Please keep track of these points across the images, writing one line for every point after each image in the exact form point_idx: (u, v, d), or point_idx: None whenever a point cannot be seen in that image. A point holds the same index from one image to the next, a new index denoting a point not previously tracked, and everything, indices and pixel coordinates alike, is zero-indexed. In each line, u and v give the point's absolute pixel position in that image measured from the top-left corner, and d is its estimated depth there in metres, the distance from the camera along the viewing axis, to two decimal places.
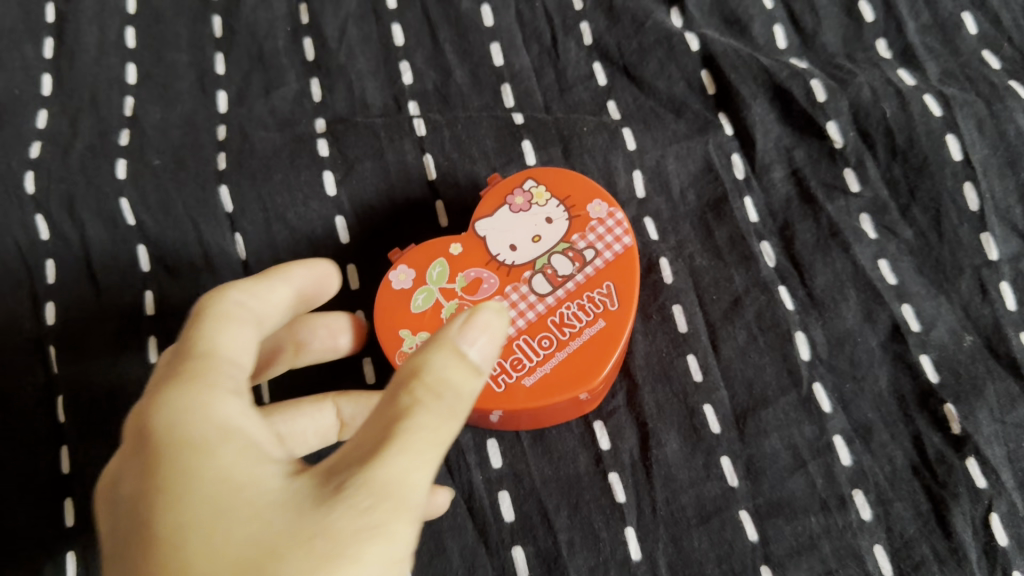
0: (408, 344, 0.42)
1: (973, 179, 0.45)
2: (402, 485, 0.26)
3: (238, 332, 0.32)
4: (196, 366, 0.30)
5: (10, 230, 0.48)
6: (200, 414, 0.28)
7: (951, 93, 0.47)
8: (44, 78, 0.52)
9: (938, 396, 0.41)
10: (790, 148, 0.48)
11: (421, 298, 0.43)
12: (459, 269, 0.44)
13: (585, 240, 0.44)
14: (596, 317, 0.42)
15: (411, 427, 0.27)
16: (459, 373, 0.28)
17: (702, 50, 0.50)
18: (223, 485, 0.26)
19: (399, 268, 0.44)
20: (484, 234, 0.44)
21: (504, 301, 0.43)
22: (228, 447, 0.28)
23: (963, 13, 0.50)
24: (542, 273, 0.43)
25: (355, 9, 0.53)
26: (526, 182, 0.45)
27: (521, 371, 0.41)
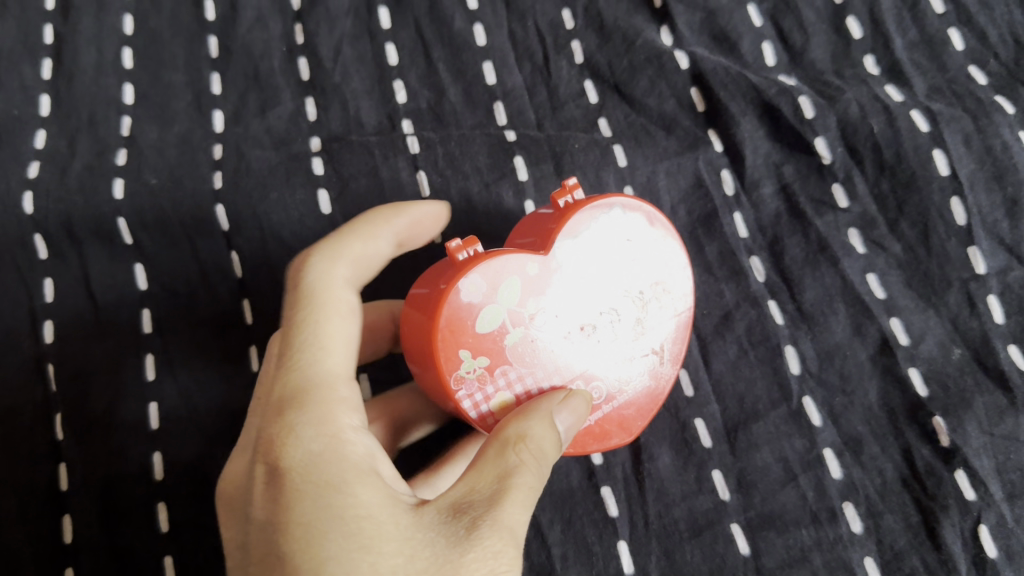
0: (465, 368, 0.39)
1: (960, 194, 0.45)
2: (519, 534, 0.32)
3: (352, 343, 0.37)
4: (323, 396, 0.35)
5: (8, 250, 0.49)
6: (338, 453, 0.33)
7: (938, 109, 0.47)
8: (41, 98, 0.52)
9: (927, 410, 0.42)
10: (779, 164, 0.48)
11: (488, 318, 0.39)
12: (532, 294, 0.40)
13: (652, 289, 0.42)
14: (645, 375, 0.42)
15: (525, 485, 0.33)
16: (554, 443, 0.36)
17: (692, 68, 0.50)
18: (365, 522, 0.31)
19: (468, 276, 0.38)
20: (564, 257, 0.40)
21: (567, 339, 0.41)
22: (362, 481, 0.33)
23: (950, 29, 0.50)
24: (608, 315, 0.41)
25: (349, 30, 0.53)
26: (614, 206, 0.41)
27: None
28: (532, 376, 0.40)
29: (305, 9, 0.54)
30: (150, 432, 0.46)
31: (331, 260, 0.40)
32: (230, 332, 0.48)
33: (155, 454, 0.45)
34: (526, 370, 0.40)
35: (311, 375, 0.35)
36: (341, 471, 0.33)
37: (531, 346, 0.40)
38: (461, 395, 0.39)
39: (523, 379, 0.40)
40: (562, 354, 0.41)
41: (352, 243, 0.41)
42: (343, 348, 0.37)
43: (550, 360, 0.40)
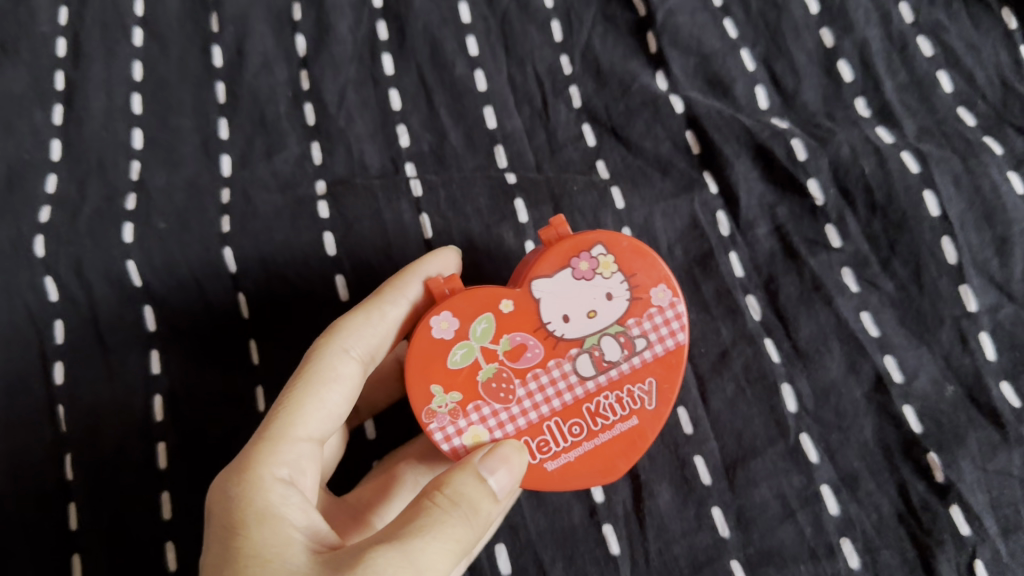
0: (437, 402, 0.43)
1: (950, 234, 0.46)
2: (416, 564, 0.32)
3: (320, 399, 0.40)
4: (258, 448, 0.38)
5: (20, 293, 0.50)
6: (253, 495, 0.36)
7: (928, 150, 0.48)
8: (52, 143, 0.54)
9: (922, 446, 0.43)
10: (773, 205, 0.49)
11: (459, 354, 0.43)
12: (505, 331, 0.43)
13: (639, 327, 0.44)
14: (630, 413, 0.43)
15: (425, 526, 0.34)
16: (477, 490, 0.36)
17: (686, 112, 0.52)
18: (256, 555, 0.34)
19: (442, 314, 0.43)
20: (540, 296, 0.43)
21: (544, 375, 0.43)
22: (266, 522, 0.35)
23: (939, 71, 0.52)
24: (589, 353, 0.43)
25: (353, 75, 0.55)
26: (595, 247, 0.44)
27: (546, 454, 0.43)
28: (507, 411, 0.43)
29: (311, 56, 0.55)
30: (159, 472, 0.47)
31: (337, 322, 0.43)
32: (236, 371, 0.49)
33: (163, 493, 0.46)
34: (501, 405, 0.43)
35: (273, 426, 0.39)
36: (252, 510, 0.35)
37: (505, 381, 0.43)
38: (434, 427, 0.43)
39: (497, 414, 0.43)
40: (539, 390, 0.43)
41: (362, 306, 0.44)
42: (320, 402, 0.40)
43: (527, 396, 0.43)
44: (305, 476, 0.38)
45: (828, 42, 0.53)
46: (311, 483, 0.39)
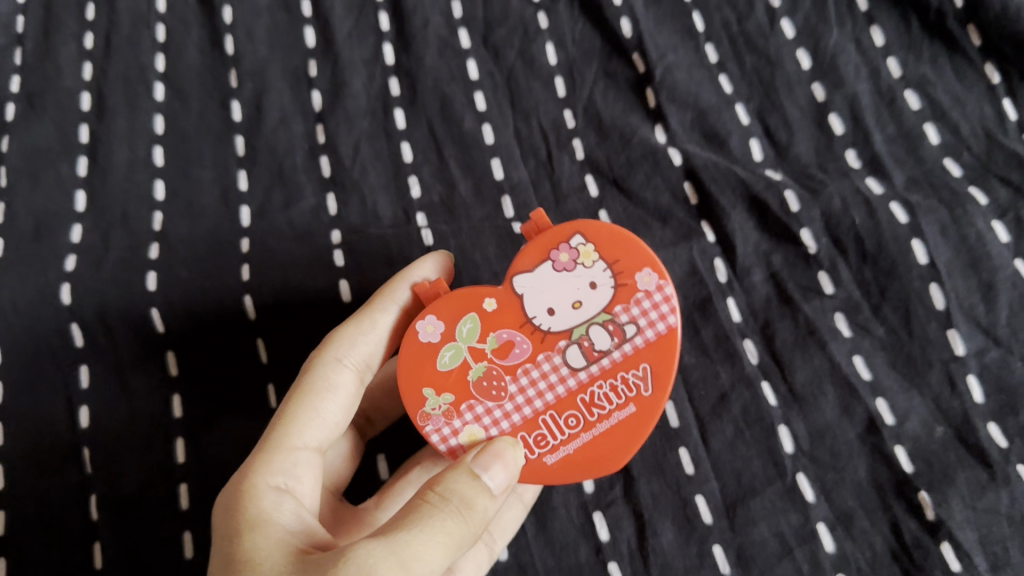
0: (431, 405, 0.46)
1: (938, 281, 0.49)
2: (405, 548, 0.35)
3: (313, 411, 0.44)
4: (256, 458, 0.41)
5: (47, 337, 0.53)
6: (250, 500, 0.39)
7: (916, 201, 0.51)
8: (78, 194, 0.57)
9: (913, 484, 0.45)
10: (768, 253, 0.51)
11: (448, 355, 0.46)
12: (491, 329, 0.46)
13: (626, 313, 0.45)
14: (626, 401, 0.45)
15: (417, 518, 0.36)
16: (469, 487, 0.39)
17: (684, 165, 0.54)
18: (251, 553, 0.37)
19: (429, 319, 0.47)
20: (522, 292, 0.46)
21: (533, 369, 0.45)
22: (261, 523, 0.38)
23: (925, 124, 0.55)
24: (578, 344, 0.45)
25: (367, 129, 0.58)
26: (573, 237, 0.46)
27: (543, 448, 0.45)
28: (501, 408, 0.45)
29: (326, 110, 0.59)
30: (180, 512, 0.49)
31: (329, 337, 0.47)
32: (253, 414, 0.51)
33: (184, 533, 0.48)
34: (493, 403, 0.45)
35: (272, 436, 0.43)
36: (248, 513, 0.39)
37: (495, 379, 0.46)
38: (430, 429, 0.46)
39: (491, 412, 0.45)
40: (530, 385, 0.45)
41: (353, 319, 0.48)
42: (316, 412, 0.44)
43: (519, 392, 0.45)
44: (301, 483, 0.42)
45: (820, 95, 0.56)
46: (308, 488, 0.42)
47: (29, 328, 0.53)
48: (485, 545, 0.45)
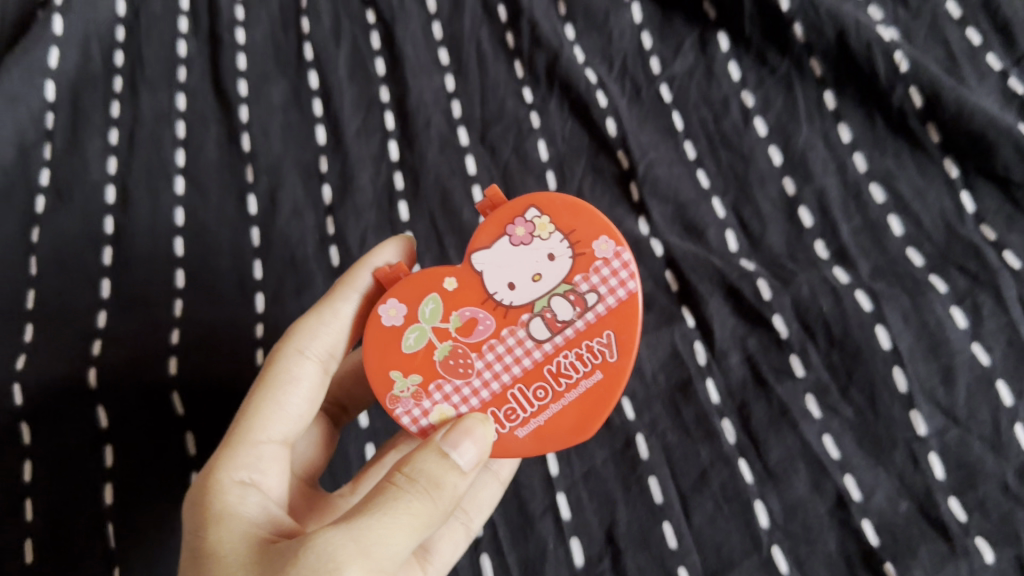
0: (400, 386, 0.51)
1: (901, 364, 0.53)
2: (367, 532, 0.38)
3: (275, 407, 0.48)
4: (223, 454, 0.46)
5: (74, 420, 0.57)
6: (217, 496, 0.44)
7: (880, 289, 0.56)
8: (102, 282, 0.63)
9: (879, 557, 0.48)
10: (744, 337, 0.56)
11: (413, 338, 0.51)
12: (455, 309, 0.51)
13: (585, 284, 0.50)
14: (592, 370, 0.50)
15: (384, 500, 0.40)
16: (433, 466, 0.42)
17: (665, 255, 0.60)
18: (215, 549, 0.41)
19: (391, 303, 0.52)
20: (481, 268, 0.51)
21: (499, 343, 0.51)
22: (226, 522, 0.42)
23: (889, 216, 0.59)
24: (541, 316, 0.50)
25: (373, 221, 0.65)
26: (529, 214, 0.52)
27: (514, 421, 0.50)
28: (469, 384, 0.50)
29: (335, 204, 0.65)
30: None
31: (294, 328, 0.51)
32: None
33: None
34: (462, 379, 0.50)
35: (238, 432, 0.47)
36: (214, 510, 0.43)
37: (462, 356, 0.51)
38: (400, 412, 0.51)
39: (461, 388, 0.50)
40: (497, 359, 0.50)
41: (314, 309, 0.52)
42: (281, 404, 0.48)
43: (485, 367, 0.50)
44: (266, 475, 0.46)
45: (790, 190, 0.61)
46: (273, 477, 0.46)
47: (56, 411, 0.57)
48: (461, 525, 0.50)
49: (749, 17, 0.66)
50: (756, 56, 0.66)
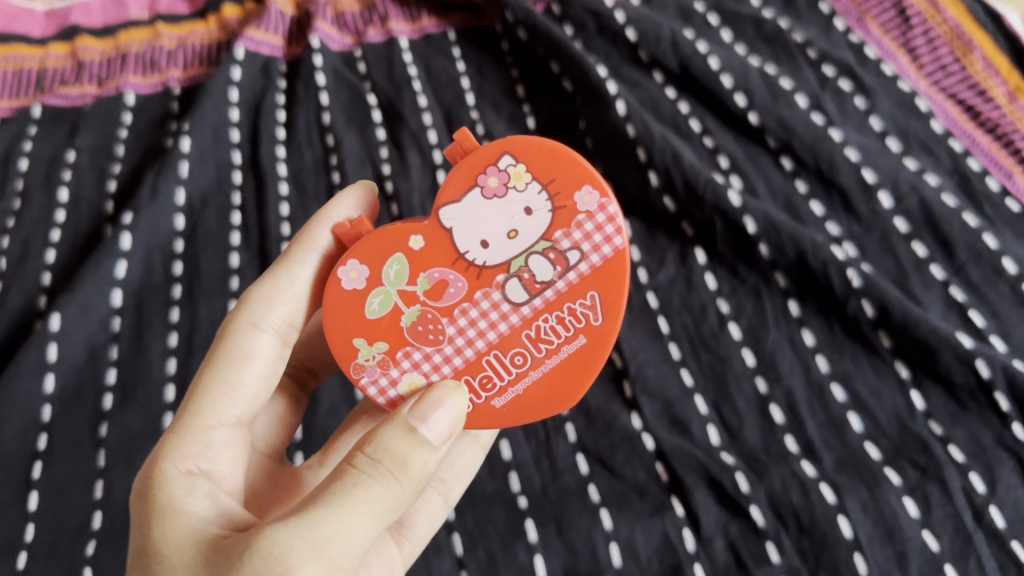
0: (371, 347, 0.65)
1: (860, 551, 0.62)
2: (325, 520, 0.49)
3: (222, 395, 0.61)
4: (173, 435, 0.59)
5: None
6: (169, 470, 0.57)
7: (842, 482, 0.65)
8: None
9: None
10: (726, 523, 0.65)
11: (387, 300, 0.65)
12: (435, 267, 0.64)
13: (563, 240, 0.64)
14: (565, 335, 0.65)
15: (353, 480, 0.51)
16: (393, 445, 0.53)
17: (656, 448, 0.69)
18: (168, 514, 0.55)
19: (358, 263, 0.65)
20: (457, 223, 0.64)
21: (478, 301, 0.65)
22: (181, 493, 0.56)
23: (848, 413, 0.69)
24: (518, 275, 0.64)
25: None
26: (505, 167, 0.64)
27: (493, 379, 0.65)
28: (451, 343, 0.65)
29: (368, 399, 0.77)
30: None
31: (243, 309, 0.65)
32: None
33: None
34: (444, 337, 0.65)
35: (189, 418, 0.60)
36: (167, 480, 0.56)
37: (435, 315, 0.65)
38: (374, 374, 0.66)
39: (444, 347, 0.65)
40: (478, 314, 0.65)
41: (264, 287, 0.66)
42: (231, 386, 0.62)
43: (465, 325, 0.65)
44: (213, 458, 0.60)
45: (762, 389, 0.71)
46: (219, 450, 0.60)
47: None
48: (440, 496, 0.66)
49: (721, 237, 0.79)
50: (729, 268, 0.78)
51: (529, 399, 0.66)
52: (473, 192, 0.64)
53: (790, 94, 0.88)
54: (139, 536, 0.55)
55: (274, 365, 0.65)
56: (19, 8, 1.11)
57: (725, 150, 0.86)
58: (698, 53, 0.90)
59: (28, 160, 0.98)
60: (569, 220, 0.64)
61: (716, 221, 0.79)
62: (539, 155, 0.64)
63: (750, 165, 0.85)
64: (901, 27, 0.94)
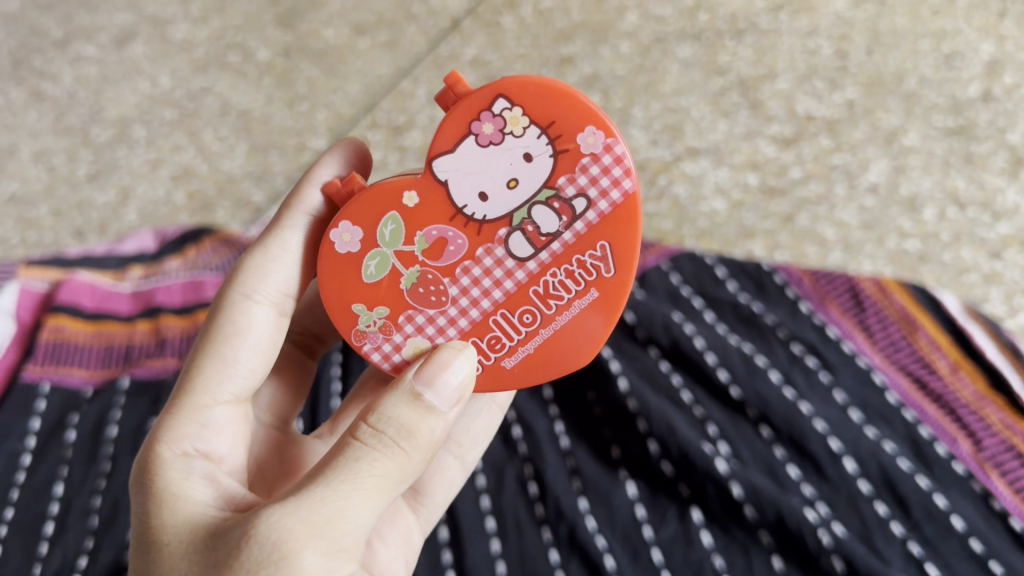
0: (374, 311, 0.81)
1: None
2: (325, 497, 0.64)
3: (215, 383, 0.75)
4: (169, 421, 0.73)
5: None
6: (166, 451, 0.72)
7: None
8: None
9: None
10: None
11: (385, 261, 0.79)
12: (437, 226, 0.77)
13: (565, 190, 0.76)
14: (562, 295, 0.80)
15: (355, 453, 0.66)
16: (394, 418, 0.68)
17: None
18: (168, 491, 0.69)
19: (354, 228, 0.78)
20: (454, 178, 0.76)
21: (484, 257, 0.78)
22: (178, 473, 0.70)
23: None
24: (518, 231, 0.77)
25: None
26: (497, 112, 0.75)
27: (500, 337, 0.81)
28: (459, 304, 0.80)
29: None
30: None
31: (237, 282, 0.79)
32: None
33: None
34: (452, 296, 0.80)
35: (189, 399, 0.74)
36: (166, 465, 0.71)
37: (433, 277, 0.79)
38: (375, 341, 0.81)
39: (454, 309, 0.80)
40: (485, 271, 0.79)
41: (257, 260, 0.79)
42: (227, 370, 0.76)
43: (474, 284, 0.79)
44: (210, 437, 0.75)
45: None
46: (216, 427, 0.75)
47: None
48: (460, 459, 0.93)
49: (712, 499, 0.94)
50: (721, 526, 0.93)
51: (536, 353, 0.81)
52: (469, 140, 0.75)
53: (764, 370, 1.04)
54: (142, 509, 0.70)
55: (267, 335, 0.79)
56: (112, 290, 1.32)
57: (712, 420, 1.01)
58: (685, 334, 1.08)
59: (117, 427, 1.15)
60: (572, 163, 0.75)
61: (709, 486, 0.94)
62: (535, 95, 0.74)
63: (734, 433, 1.00)
64: (856, 309, 1.14)
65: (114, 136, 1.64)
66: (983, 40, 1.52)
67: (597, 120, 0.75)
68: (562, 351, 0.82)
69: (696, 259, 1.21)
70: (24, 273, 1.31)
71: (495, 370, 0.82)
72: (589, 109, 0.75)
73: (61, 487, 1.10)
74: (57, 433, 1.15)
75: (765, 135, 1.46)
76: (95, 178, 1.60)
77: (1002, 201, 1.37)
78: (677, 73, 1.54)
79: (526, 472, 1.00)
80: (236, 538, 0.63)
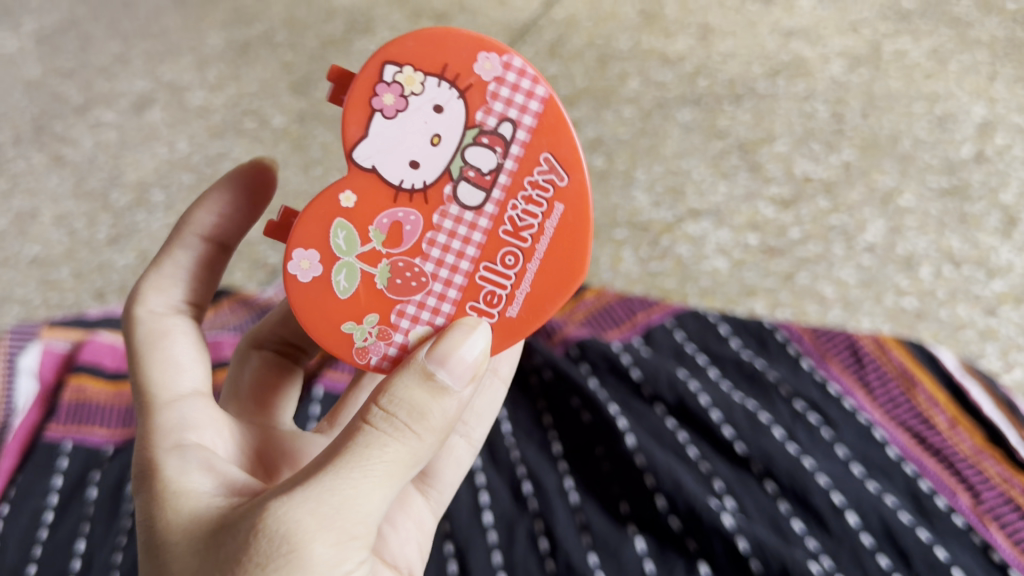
0: (365, 321, 0.80)
1: None
2: (334, 486, 0.64)
3: (158, 381, 0.80)
4: (152, 424, 0.77)
5: None
6: (162, 450, 0.74)
7: None
8: None
9: None
10: None
11: (354, 272, 0.80)
12: (382, 207, 0.79)
13: (483, 120, 0.78)
14: (529, 223, 0.80)
15: (363, 438, 0.66)
16: (405, 399, 0.68)
17: None
18: (171, 489, 0.70)
19: (308, 252, 0.79)
20: (378, 161, 0.78)
21: (436, 227, 0.79)
22: (178, 469, 0.72)
23: None
24: (462, 183, 0.79)
25: None
26: (390, 81, 0.78)
27: (492, 292, 0.81)
28: (442, 278, 0.80)
29: None
30: None
31: (137, 303, 0.86)
32: None
33: None
34: (430, 273, 0.80)
35: (149, 403, 0.79)
36: (167, 463, 0.73)
37: (404, 262, 0.80)
38: (372, 350, 0.80)
39: (438, 287, 0.80)
40: (444, 241, 0.80)
41: (151, 281, 0.88)
42: (166, 369, 0.81)
43: (441, 252, 0.80)
44: (198, 431, 0.78)
45: None
46: (195, 418, 0.79)
47: None
48: (466, 437, 0.98)
49: (719, 554, 0.96)
50: None
51: (530, 289, 0.81)
52: (376, 117, 0.78)
53: (767, 427, 1.07)
54: (144, 511, 0.71)
55: (186, 335, 0.85)
56: None
57: (718, 476, 1.03)
58: (690, 391, 1.11)
59: None
60: (480, 94, 0.78)
61: (715, 542, 0.97)
62: (416, 47, 0.78)
63: (740, 488, 1.02)
64: (855, 364, 1.18)
65: (133, 201, 1.69)
66: (975, 103, 1.58)
67: (484, 44, 0.78)
68: (555, 272, 0.81)
69: (700, 316, 1.25)
70: (47, 334, 1.36)
71: (502, 325, 0.81)
72: (468, 39, 0.78)
73: (83, 543, 1.12)
74: (78, 491, 1.17)
75: (764, 197, 1.51)
76: (115, 241, 1.65)
77: (995, 259, 1.42)
78: (677, 137, 1.59)
79: (537, 527, 1.02)
80: (244, 530, 0.63)
